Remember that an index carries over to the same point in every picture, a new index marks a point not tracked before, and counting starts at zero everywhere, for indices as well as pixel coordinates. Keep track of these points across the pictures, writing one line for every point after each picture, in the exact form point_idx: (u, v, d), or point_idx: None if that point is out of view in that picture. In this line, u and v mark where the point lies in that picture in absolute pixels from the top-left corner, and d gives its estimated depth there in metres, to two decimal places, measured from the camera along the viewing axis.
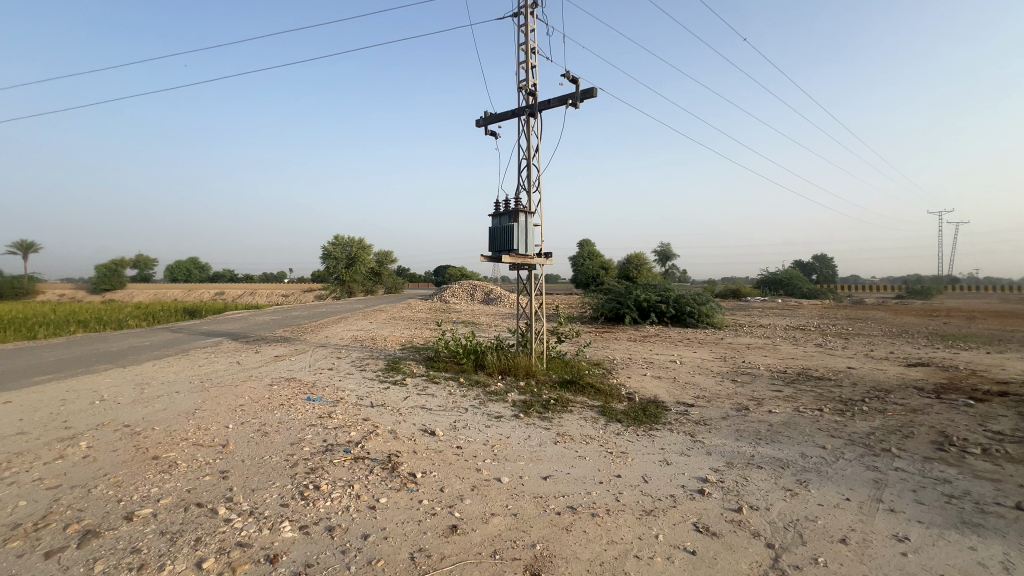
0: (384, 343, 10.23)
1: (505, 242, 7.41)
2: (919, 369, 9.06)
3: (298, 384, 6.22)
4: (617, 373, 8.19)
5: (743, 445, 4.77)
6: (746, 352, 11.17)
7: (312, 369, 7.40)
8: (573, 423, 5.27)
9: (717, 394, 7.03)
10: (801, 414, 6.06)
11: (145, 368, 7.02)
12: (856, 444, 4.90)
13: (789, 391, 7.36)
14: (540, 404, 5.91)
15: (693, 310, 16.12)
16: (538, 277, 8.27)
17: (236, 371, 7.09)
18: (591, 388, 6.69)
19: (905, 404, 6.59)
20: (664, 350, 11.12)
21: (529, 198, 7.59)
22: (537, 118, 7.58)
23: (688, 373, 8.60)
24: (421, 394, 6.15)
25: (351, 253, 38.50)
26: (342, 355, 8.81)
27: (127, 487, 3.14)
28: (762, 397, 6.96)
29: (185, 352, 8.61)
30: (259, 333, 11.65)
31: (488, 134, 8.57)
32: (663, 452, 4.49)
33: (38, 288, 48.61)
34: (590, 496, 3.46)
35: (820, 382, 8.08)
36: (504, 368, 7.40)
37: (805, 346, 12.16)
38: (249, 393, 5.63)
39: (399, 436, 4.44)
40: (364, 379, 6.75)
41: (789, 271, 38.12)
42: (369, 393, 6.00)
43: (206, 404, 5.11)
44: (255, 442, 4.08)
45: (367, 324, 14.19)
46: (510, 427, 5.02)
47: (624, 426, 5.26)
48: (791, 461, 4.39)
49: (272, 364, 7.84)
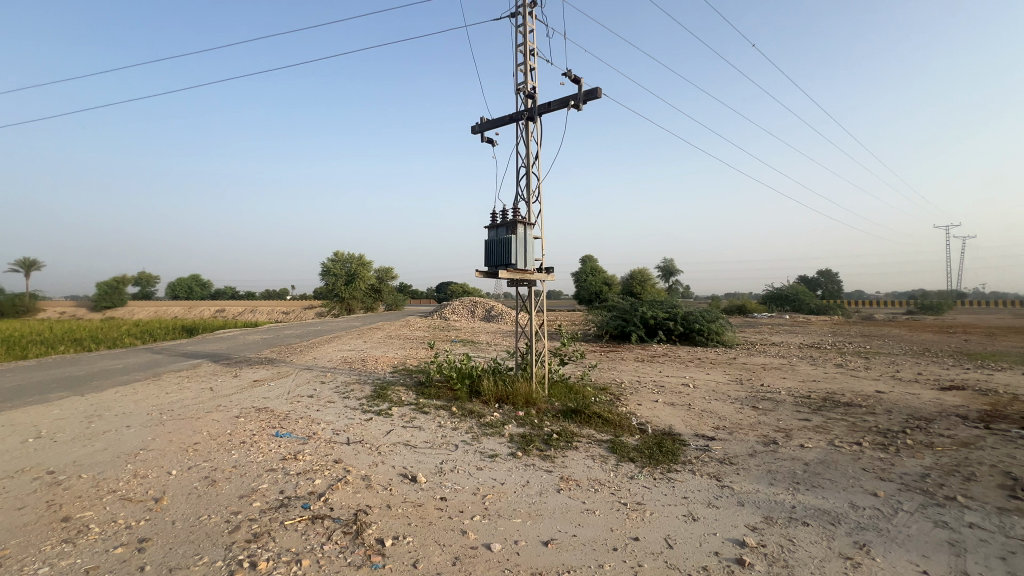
0: (374, 365, 9.54)
1: (502, 256, 6.79)
2: (957, 394, 8.28)
3: (269, 416, 5.54)
4: (626, 399, 7.46)
5: (780, 493, 4.04)
6: (762, 374, 10.40)
7: (290, 397, 6.72)
8: (579, 463, 4.56)
9: (738, 425, 6.30)
10: (838, 449, 5.32)
11: (105, 396, 6.34)
12: (913, 490, 4.16)
13: (818, 420, 6.62)
14: (541, 440, 5.18)
15: (702, 328, 15.40)
16: (538, 294, 7.62)
17: (205, 399, 6.40)
18: (598, 418, 5.97)
19: (954, 436, 5.84)
20: (675, 371, 10.35)
21: (528, 209, 7.01)
22: (535, 123, 7.05)
23: (704, 398, 7.86)
24: (406, 426, 5.45)
25: (350, 270, 38.06)
26: (327, 380, 8.11)
27: (8, 567, 2.45)
28: (789, 428, 6.21)
29: (156, 376, 7.93)
30: (243, 354, 10.97)
31: (484, 141, 8.03)
32: (687, 503, 3.77)
33: (39, 305, 48.49)
34: (602, 571, 2.75)
35: (850, 408, 7.32)
36: (502, 395, 6.69)
37: (825, 367, 11.37)
38: (210, 427, 4.95)
39: (373, 485, 3.74)
40: (345, 410, 6.06)
41: (795, 286, 37.38)
42: (347, 427, 5.29)
43: (155, 443, 4.42)
44: (196, 495, 3.38)
45: (360, 344, 13.49)
46: (505, 471, 4.30)
47: (638, 466, 4.55)
48: (841, 515, 3.65)
49: (248, 390, 7.16)
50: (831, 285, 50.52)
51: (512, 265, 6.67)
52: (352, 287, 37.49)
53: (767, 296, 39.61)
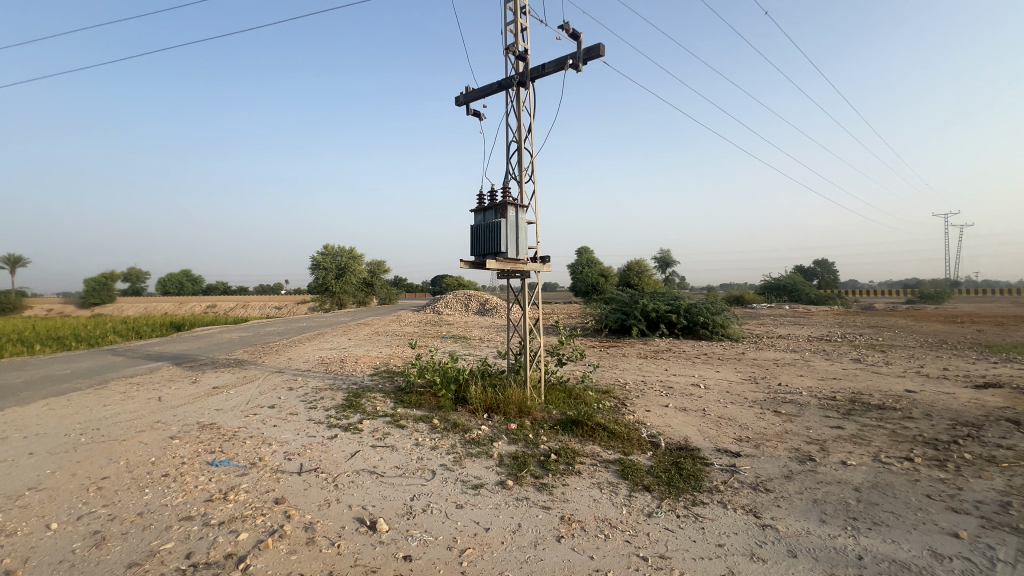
0: (353, 366, 8.65)
1: (490, 244, 5.89)
2: (996, 393, 7.46)
3: (212, 435, 4.63)
4: (632, 405, 6.59)
5: (839, 536, 3.20)
6: (777, 371, 9.57)
7: (247, 408, 5.80)
8: (583, 494, 3.70)
9: (765, 436, 5.46)
10: (888, 467, 4.49)
11: (27, 411, 5.40)
12: (1001, 529, 3.32)
13: (852, 428, 5.80)
14: (536, 462, 4.31)
15: (707, 321, 14.57)
16: (533, 286, 6.73)
17: (143, 412, 5.46)
18: (603, 431, 5.11)
19: (1014, 448, 5.03)
20: (682, 370, 9.52)
21: (521, 190, 6.11)
22: (527, 90, 6.12)
23: (719, 402, 7.02)
24: (377, 447, 4.57)
25: (341, 264, 36.99)
26: (296, 386, 7.19)
27: None
28: (822, 439, 5.39)
29: (101, 384, 6.98)
30: (212, 355, 10.03)
31: (469, 114, 7.06)
32: (725, 557, 2.91)
33: (24, 302, 47.39)
34: None
35: (884, 412, 6.50)
36: (491, 404, 5.82)
37: (842, 362, 10.54)
38: (131, 454, 4.04)
39: (316, 540, 2.85)
40: (308, 425, 5.18)
41: (794, 277, 36.71)
42: (305, 449, 4.41)
43: (50, 479, 3.51)
44: (66, 566, 2.50)
45: (343, 342, 12.59)
46: (490, 509, 3.43)
47: (656, 499, 3.69)
48: (925, 570, 2.82)
49: (202, 400, 6.23)
50: (828, 275, 50.02)
51: (502, 254, 5.77)
52: (343, 281, 36.47)
53: (765, 286, 39.05)
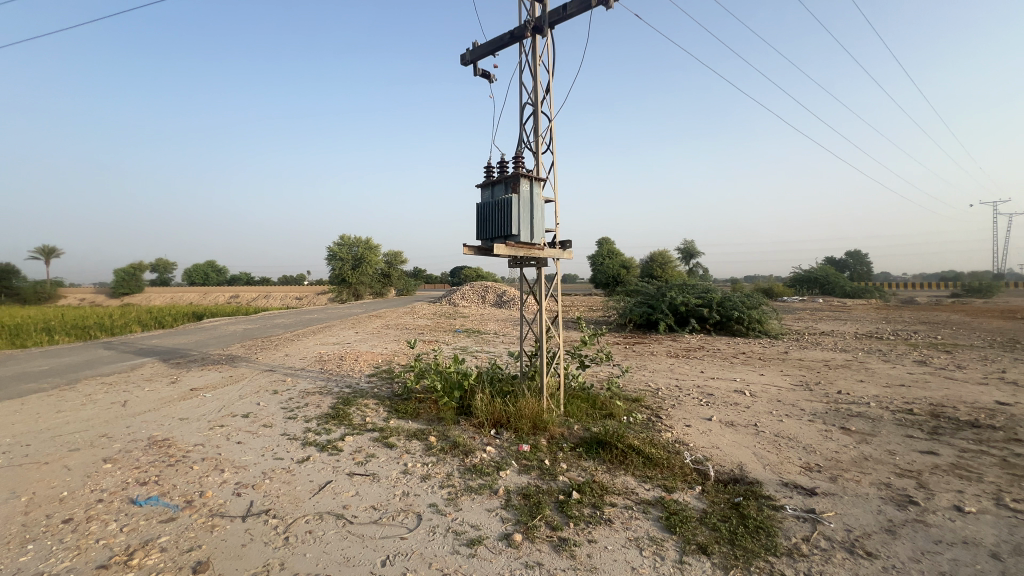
0: (351, 365, 7.81)
1: (499, 225, 4.89)
2: None
3: (157, 457, 3.79)
4: (668, 419, 5.55)
5: None
6: (832, 374, 8.34)
7: (218, 418, 4.98)
8: (617, 560, 2.71)
9: (841, 465, 4.35)
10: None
11: None
12: None
13: (950, 455, 4.63)
14: (553, 504, 3.32)
15: (742, 316, 13.31)
16: (551, 277, 5.67)
17: (91, 423, 4.65)
18: (636, 457, 4.09)
19: None
20: (721, 372, 8.36)
21: (537, 160, 5.11)
22: (544, 41, 5.10)
23: (771, 414, 5.91)
24: (355, 477, 3.65)
25: (357, 255, 36.49)
26: (282, 389, 6.36)
27: None
28: (917, 470, 4.25)
29: (66, 385, 6.23)
30: (206, 350, 9.33)
31: (477, 75, 6.03)
32: None
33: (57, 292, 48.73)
34: None
35: (983, 433, 5.29)
36: (501, 417, 4.85)
37: (906, 365, 9.18)
38: (44, 484, 3.22)
39: None
40: (279, 443, 4.31)
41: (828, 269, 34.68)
42: (264, 479, 3.52)
43: None
44: None
45: (348, 337, 11.79)
46: None
47: (718, 570, 2.66)
48: None
49: (170, 406, 5.43)
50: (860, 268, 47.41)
51: (513, 237, 4.77)
52: (359, 272, 36.02)
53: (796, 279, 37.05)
